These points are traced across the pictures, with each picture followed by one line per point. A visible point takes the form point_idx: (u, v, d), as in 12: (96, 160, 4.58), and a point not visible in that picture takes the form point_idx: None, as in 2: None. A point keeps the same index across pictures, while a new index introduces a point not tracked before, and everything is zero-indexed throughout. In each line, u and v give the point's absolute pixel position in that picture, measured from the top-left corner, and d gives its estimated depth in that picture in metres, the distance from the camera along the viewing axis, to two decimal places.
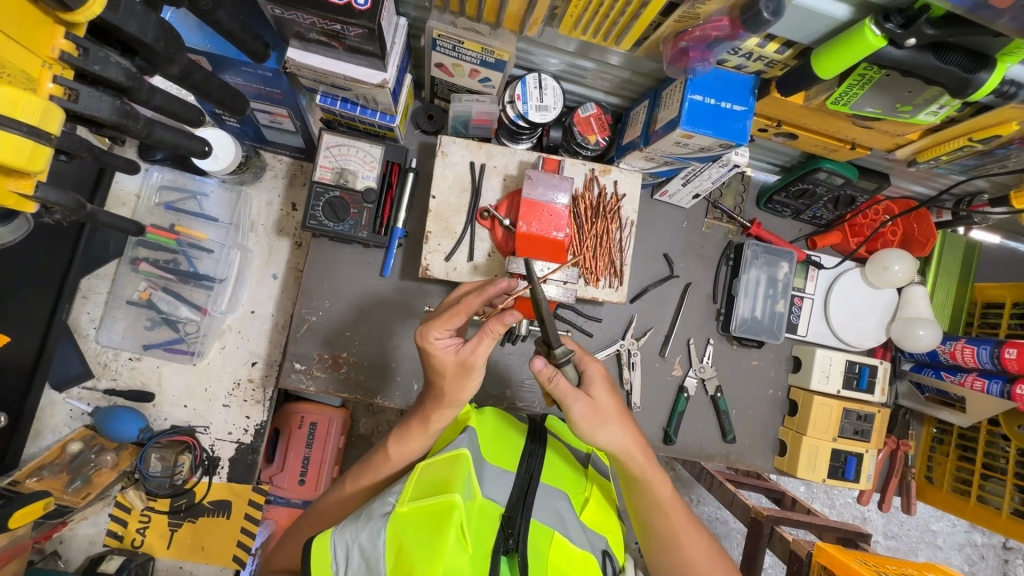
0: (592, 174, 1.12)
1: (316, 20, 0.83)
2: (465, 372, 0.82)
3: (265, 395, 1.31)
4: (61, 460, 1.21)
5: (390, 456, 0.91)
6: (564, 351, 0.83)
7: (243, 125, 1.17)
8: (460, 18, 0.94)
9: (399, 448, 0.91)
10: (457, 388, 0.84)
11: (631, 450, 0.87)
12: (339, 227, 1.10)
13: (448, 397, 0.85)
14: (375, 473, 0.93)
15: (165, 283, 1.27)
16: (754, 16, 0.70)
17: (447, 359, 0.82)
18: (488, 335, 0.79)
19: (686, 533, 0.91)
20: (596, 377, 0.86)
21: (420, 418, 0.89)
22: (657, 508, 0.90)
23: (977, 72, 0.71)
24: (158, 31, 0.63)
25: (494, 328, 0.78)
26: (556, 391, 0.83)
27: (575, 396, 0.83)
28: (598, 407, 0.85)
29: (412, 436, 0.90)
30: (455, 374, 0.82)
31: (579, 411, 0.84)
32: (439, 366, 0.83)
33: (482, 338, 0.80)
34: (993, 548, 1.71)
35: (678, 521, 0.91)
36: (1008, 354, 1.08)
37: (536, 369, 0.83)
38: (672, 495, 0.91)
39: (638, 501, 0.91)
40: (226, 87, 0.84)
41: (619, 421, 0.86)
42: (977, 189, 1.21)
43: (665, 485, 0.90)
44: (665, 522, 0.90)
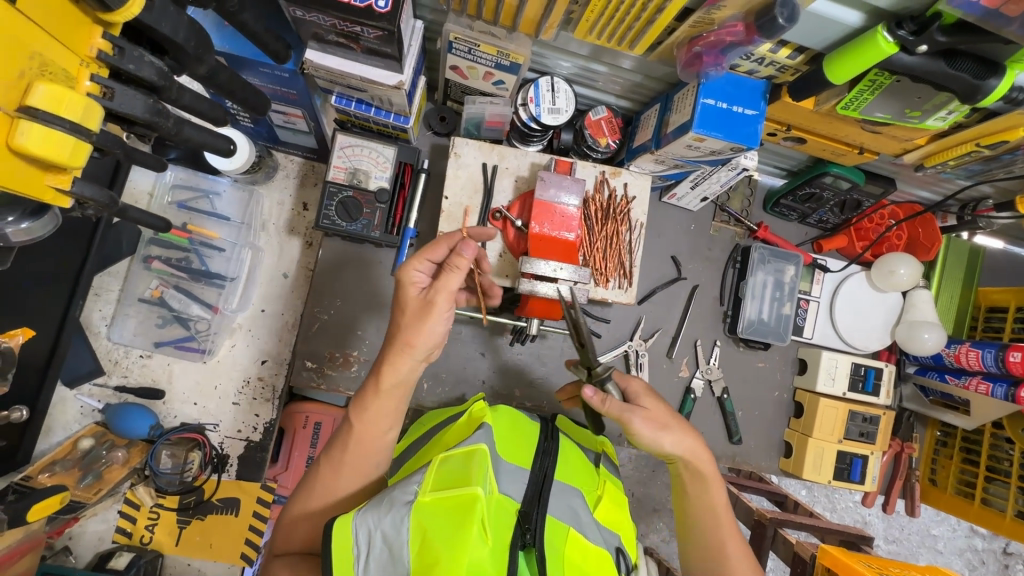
0: (602, 177, 1.13)
1: (337, 22, 0.84)
2: (427, 307, 0.82)
3: (274, 394, 1.31)
4: (72, 456, 1.21)
5: (353, 428, 0.85)
6: (604, 366, 0.85)
7: (256, 125, 1.19)
8: (476, 21, 0.95)
9: (361, 418, 0.85)
10: (415, 328, 0.82)
11: (697, 452, 0.90)
12: (352, 226, 1.12)
13: (401, 340, 0.82)
14: (344, 453, 0.86)
15: (177, 281, 1.28)
16: (769, 22, 0.72)
17: (410, 294, 0.84)
18: (450, 267, 0.80)
19: (732, 542, 0.92)
20: (640, 391, 0.90)
21: (372, 376, 0.85)
22: (711, 514, 0.92)
23: (987, 78, 0.73)
24: (189, 32, 0.64)
25: (455, 261, 0.80)
26: (611, 412, 0.85)
27: (629, 410, 0.85)
28: (652, 416, 0.87)
29: (371, 405, 0.85)
30: (415, 310, 0.83)
31: (639, 422, 0.85)
32: (402, 300, 0.84)
33: (445, 270, 0.81)
34: (994, 552, 1.72)
35: (728, 526, 0.92)
36: (1013, 358, 1.09)
37: (590, 398, 0.84)
38: (726, 504, 0.94)
39: (694, 506, 0.94)
40: (249, 87, 0.86)
41: (679, 427, 0.89)
42: (981, 194, 1.23)
43: (720, 490, 0.93)
44: (715, 529, 0.92)
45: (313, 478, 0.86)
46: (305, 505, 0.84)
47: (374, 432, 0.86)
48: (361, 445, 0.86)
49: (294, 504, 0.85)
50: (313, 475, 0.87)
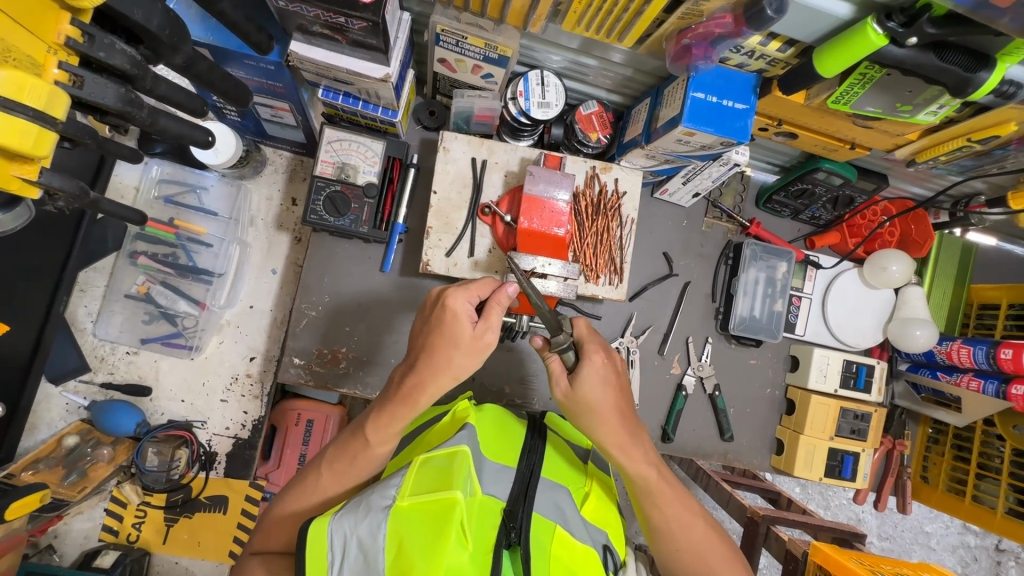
0: (593, 172, 1.12)
1: (321, 13, 0.83)
2: (480, 345, 0.82)
3: (263, 390, 1.30)
4: (57, 454, 1.20)
5: (370, 442, 0.85)
6: (564, 338, 0.87)
7: (244, 119, 1.17)
8: (464, 13, 0.94)
9: (380, 433, 0.84)
10: (467, 365, 0.82)
11: (614, 437, 0.88)
12: (340, 221, 1.10)
13: (452, 372, 0.82)
14: (353, 462, 0.86)
15: (163, 277, 1.26)
16: (757, 14, 0.71)
17: (462, 330, 0.81)
18: (497, 304, 0.83)
19: (678, 516, 0.90)
20: (591, 373, 0.87)
21: (405, 400, 0.83)
22: (647, 496, 0.90)
23: (977, 71, 0.72)
24: (163, 20, 0.62)
25: (500, 296, 0.84)
26: (550, 367, 0.90)
27: (561, 378, 0.88)
28: (582, 396, 0.87)
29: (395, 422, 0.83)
30: (469, 349, 0.81)
31: (562, 391, 0.89)
32: (453, 334, 0.81)
33: (492, 308, 0.83)
34: (986, 549, 1.72)
35: (669, 509, 0.90)
36: (1004, 354, 1.09)
37: (537, 346, 0.91)
38: (661, 480, 0.91)
39: (635, 491, 0.91)
40: (229, 79, 0.84)
41: (606, 416, 0.88)
42: (973, 190, 1.22)
43: (647, 470, 0.89)
44: (655, 510, 0.90)
45: (313, 483, 0.87)
46: (285, 514, 0.85)
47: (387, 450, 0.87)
48: (370, 458, 0.86)
49: (283, 505, 0.86)
50: (312, 477, 0.87)
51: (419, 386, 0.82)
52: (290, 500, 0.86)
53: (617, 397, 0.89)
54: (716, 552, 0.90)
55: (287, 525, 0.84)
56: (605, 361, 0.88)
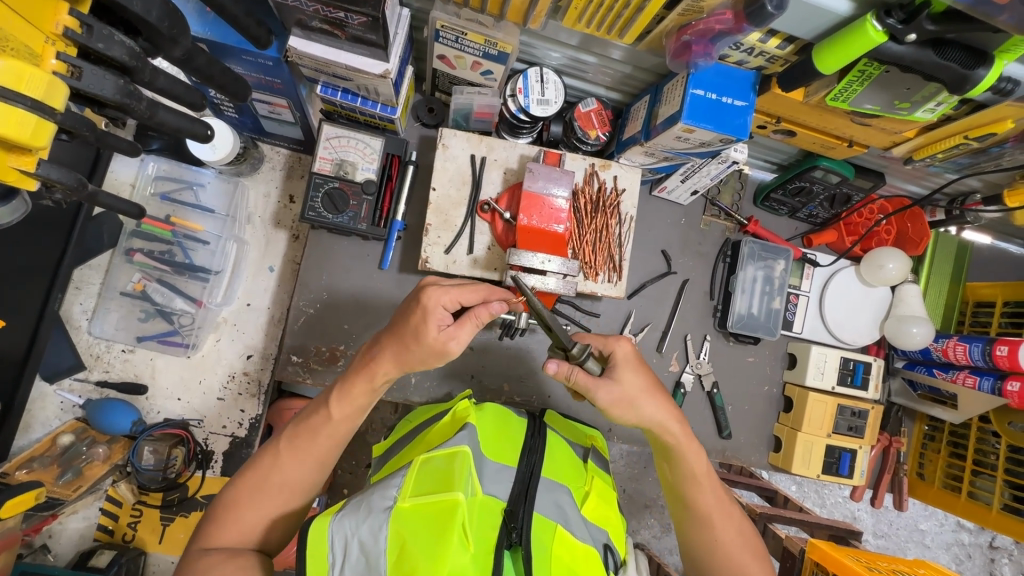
0: (592, 169, 1.12)
1: (320, 8, 0.82)
2: (442, 352, 0.80)
3: (260, 389, 1.30)
4: (52, 452, 1.19)
5: (332, 416, 0.85)
6: (581, 349, 0.84)
7: (241, 115, 1.17)
8: (464, 9, 0.94)
9: (341, 408, 0.85)
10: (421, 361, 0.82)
11: (666, 424, 0.89)
12: (339, 218, 1.10)
13: (408, 361, 0.82)
14: (314, 437, 0.85)
15: (160, 274, 1.25)
16: (758, 10, 0.71)
17: (428, 330, 0.79)
18: (476, 321, 0.80)
19: (715, 505, 0.91)
20: (624, 358, 0.88)
21: (367, 374, 0.84)
22: (692, 481, 0.91)
23: (976, 68, 0.72)
24: (163, 12, 0.62)
25: (480, 314, 0.79)
26: (575, 384, 0.86)
27: (597, 387, 0.85)
28: (625, 388, 0.86)
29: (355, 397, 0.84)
30: (430, 350, 0.80)
31: (603, 400, 0.86)
32: (418, 329, 0.80)
33: (466, 321, 0.80)
34: (980, 547, 1.74)
35: (713, 497, 0.91)
36: (999, 351, 1.09)
37: (553, 370, 0.85)
38: (705, 466, 0.92)
39: (678, 480, 0.92)
40: (228, 73, 0.84)
41: (646, 405, 0.87)
42: (969, 188, 1.23)
43: (699, 459, 0.91)
44: (696, 498, 0.91)
45: (272, 462, 0.84)
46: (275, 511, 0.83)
47: (347, 422, 0.86)
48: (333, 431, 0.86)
49: (242, 497, 0.82)
50: (270, 457, 0.84)
51: (377, 361, 0.83)
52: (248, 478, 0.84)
53: (652, 375, 0.90)
54: (744, 548, 0.90)
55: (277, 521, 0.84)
56: (631, 347, 0.90)
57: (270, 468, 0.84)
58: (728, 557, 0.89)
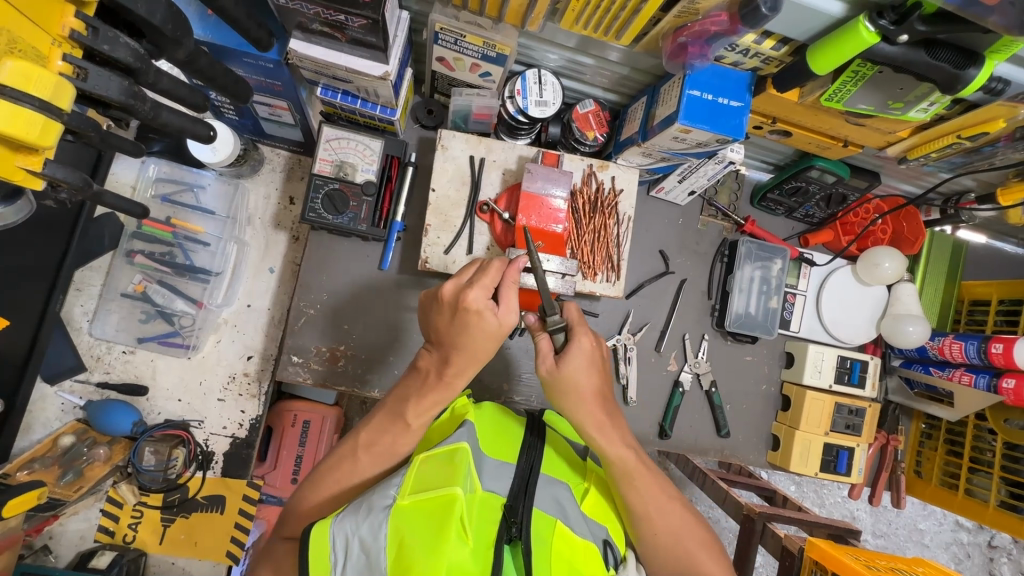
0: (590, 170, 1.13)
1: (320, 10, 0.83)
2: (504, 333, 0.83)
3: (260, 389, 1.30)
4: (53, 453, 1.19)
5: (392, 419, 0.87)
6: (557, 320, 0.89)
7: (241, 118, 1.18)
8: (462, 12, 0.95)
9: (419, 415, 0.86)
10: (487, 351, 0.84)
11: (592, 419, 0.89)
12: (339, 219, 1.11)
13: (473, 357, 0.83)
14: (393, 442, 0.86)
15: (160, 276, 1.26)
16: (752, 11, 0.72)
17: (488, 323, 0.81)
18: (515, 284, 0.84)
19: (654, 499, 0.89)
20: (579, 351, 0.88)
21: (438, 386, 0.85)
22: (624, 479, 0.89)
23: (967, 68, 0.73)
24: (167, 14, 0.63)
25: (512, 274, 0.84)
26: (537, 345, 0.91)
27: (549, 357, 0.89)
28: (566, 375, 0.87)
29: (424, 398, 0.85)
30: (492, 337, 0.83)
31: (545, 371, 0.89)
32: (477, 327, 0.81)
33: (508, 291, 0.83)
34: (979, 546, 1.74)
35: (649, 492, 0.90)
36: (995, 349, 1.11)
37: (529, 322, 0.92)
38: (636, 461, 0.90)
39: (612, 477, 0.90)
40: (230, 75, 0.84)
41: (585, 395, 0.89)
42: (964, 188, 1.24)
43: (628, 454, 0.89)
44: (632, 496, 0.89)
45: (352, 464, 0.86)
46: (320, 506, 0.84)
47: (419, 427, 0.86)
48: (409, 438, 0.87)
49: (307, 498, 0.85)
50: (350, 459, 0.86)
51: (449, 372, 0.84)
52: (331, 476, 0.86)
53: (597, 374, 0.90)
54: (693, 539, 0.90)
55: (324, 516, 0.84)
56: (592, 345, 0.90)
57: (353, 469, 0.86)
58: (677, 551, 0.89)
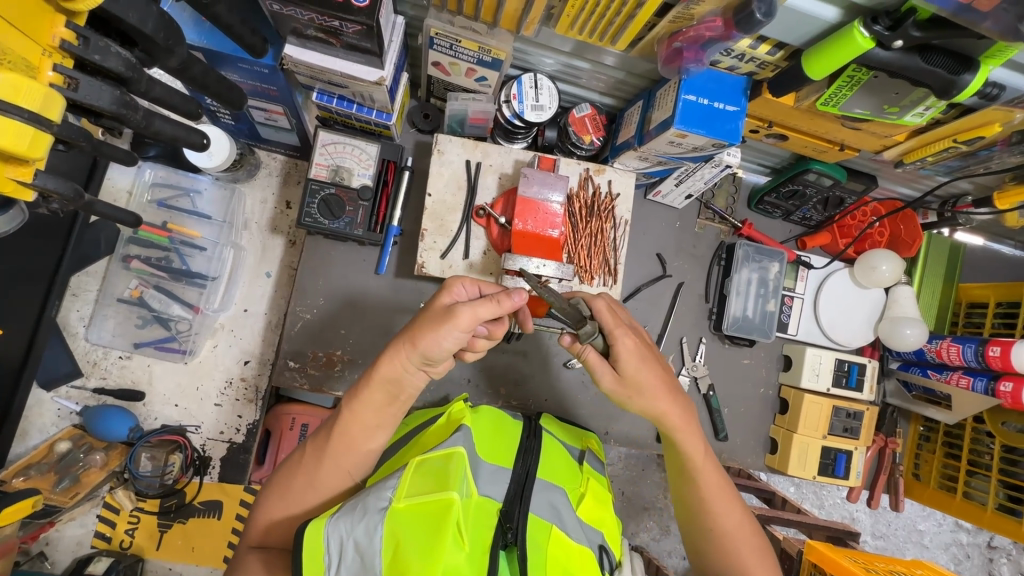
0: (586, 174, 1.13)
1: (315, 16, 0.83)
2: (446, 315, 0.77)
3: (257, 394, 1.30)
4: (49, 459, 1.19)
5: (348, 422, 0.83)
6: (589, 330, 0.84)
7: (238, 122, 1.17)
8: (457, 17, 0.94)
9: (355, 412, 0.83)
10: (425, 331, 0.78)
11: (667, 414, 0.90)
12: (335, 224, 1.11)
13: (411, 337, 0.79)
14: (364, 444, 0.85)
15: (156, 281, 1.25)
16: (747, 17, 0.72)
17: (445, 302, 0.82)
18: (493, 302, 0.77)
19: (717, 496, 0.91)
20: (625, 352, 0.85)
21: (379, 371, 0.83)
22: (693, 472, 0.92)
23: (962, 73, 0.73)
24: (159, 23, 0.62)
25: (501, 296, 0.78)
26: (585, 360, 0.89)
27: (602, 367, 0.88)
28: (629, 378, 0.88)
29: (371, 398, 0.83)
30: (435, 316, 0.78)
31: (606, 379, 0.89)
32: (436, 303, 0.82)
33: (485, 299, 0.77)
34: (979, 547, 1.74)
35: (711, 486, 0.92)
36: (992, 352, 1.11)
37: (564, 344, 0.89)
38: (705, 458, 0.93)
39: (682, 472, 0.93)
40: (224, 81, 0.84)
41: (654, 392, 0.89)
42: (961, 190, 1.24)
43: (697, 447, 0.92)
44: (696, 489, 0.92)
45: (300, 469, 0.86)
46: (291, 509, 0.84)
47: (364, 430, 0.84)
48: (356, 443, 0.85)
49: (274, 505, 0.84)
50: (317, 464, 0.84)
51: (387, 355, 0.82)
52: (278, 479, 0.86)
53: (659, 365, 0.90)
54: (748, 545, 0.89)
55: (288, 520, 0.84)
56: (635, 343, 0.86)
57: (301, 476, 0.85)
58: (730, 551, 0.89)
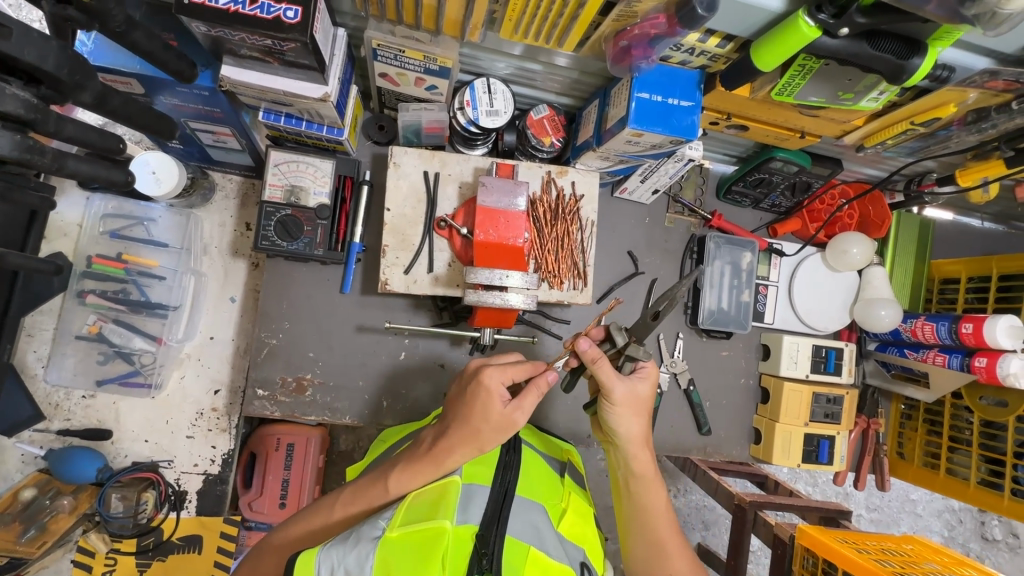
0: (549, 177, 1.11)
1: (247, 36, 0.80)
2: (508, 425, 0.83)
3: (230, 423, 1.27)
4: (14, 508, 1.15)
5: (390, 491, 0.84)
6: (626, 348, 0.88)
7: (186, 146, 1.14)
8: (399, 26, 0.91)
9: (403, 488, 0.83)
10: (492, 439, 0.83)
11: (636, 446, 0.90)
12: (293, 245, 1.07)
13: (477, 444, 0.83)
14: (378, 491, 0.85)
15: (115, 315, 1.21)
16: (689, 13, 0.70)
17: (493, 407, 0.82)
18: (536, 390, 0.84)
19: (676, 553, 0.89)
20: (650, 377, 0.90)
21: (433, 461, 0.83)
22: (648, 522, 0.90)
23: (911, 57, 0.71)
24: (62, 59, 0.58)
25: (541, 382, 0.85)
26: (597, 372, 0.86)
27: (618, 384, 0.86)
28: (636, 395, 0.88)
29: (420, 473, 0.83)
30: (498, 426, 0.82)
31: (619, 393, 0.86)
32: (484, 409, 0.82)
33: (530, 393, 0.84)
34: (970, 511, 1.76)
35: (664, 530, 0.90)
36: (965, 329, 1.12)
37: (580, 348, 0.86)
38: (666, 510, 0.92)
39: (633, 520, 0.92)
40: (150, 112, 0.81)
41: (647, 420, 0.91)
42: (925, 169, 1.23)
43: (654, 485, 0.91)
44: (648, 529, 0.90)
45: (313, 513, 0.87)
46: (284, 540, 0.85)
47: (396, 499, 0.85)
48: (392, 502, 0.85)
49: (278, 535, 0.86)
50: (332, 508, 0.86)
51: (446, 451, 0.83)
52: (287, 531, 0.86)
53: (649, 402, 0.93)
54: None
55: (278, 552, 0.84)
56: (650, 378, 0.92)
57: (322, 525, 0.85)
58: None
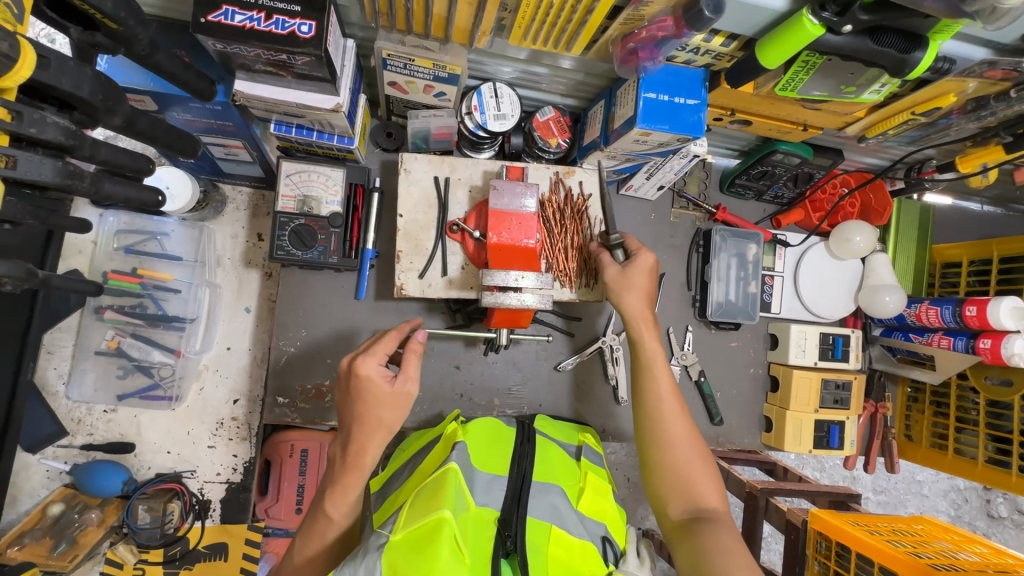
0: (557, 177, 1.12)
1: (262, 51, 0.81)
2: (406, 399, 0.84)
3: (250, 431, 1.28)
4: (43, 523, 1.17)
5: (332, 517, 0.83)
6: (617, 237, 1.03)
7: (197, 160, 1.14)
8: (408, 35, 0.93)
9: (340, 505, 0.83)
10: (396, 417, 0.83)
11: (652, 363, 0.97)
12: (307, 254, 1.09)
13: (383, 429, 0.83)
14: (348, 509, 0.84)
15: (133, 329, 1.23)
16: (695, 15, 0.72)
17: (382, 390, 0.82)
18: (414, 351, 0.86)
19: (702, 477, 0.90)
20: (643, 264, 1.01)
21: (353, 466, 0.82)
22: (664, 444, 0.92)
23: (912, 51, 0.73)
24: (95, 85, 0.60)
25: (414, 344, 0.87)
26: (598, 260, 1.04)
27: (613, 265, 1.02)
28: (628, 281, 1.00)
29: (349, 484, 0.82)
30: (393, 402, 0.83)
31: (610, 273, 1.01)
32: (374, 395, 0.82)
33: (406, 357, 0.86)
34: (975, 490, 1.79)
35: (684, 455, 0.91)
36: (969, 312, 1.14)
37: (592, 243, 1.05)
38: (686, 434, 0.93)
39: (655, 450, 0.93)
40: (173, 131, 0.83)
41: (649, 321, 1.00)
42: (924, 156, 1.25)
43: (670, 405, 0.95)
44: (669, 456, 0.91)
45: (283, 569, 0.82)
46: None
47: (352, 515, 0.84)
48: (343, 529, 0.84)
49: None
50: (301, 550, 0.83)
51: (360, 451, 0.82)
52: None
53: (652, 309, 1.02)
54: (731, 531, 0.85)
55: None
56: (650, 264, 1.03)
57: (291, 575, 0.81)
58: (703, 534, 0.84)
